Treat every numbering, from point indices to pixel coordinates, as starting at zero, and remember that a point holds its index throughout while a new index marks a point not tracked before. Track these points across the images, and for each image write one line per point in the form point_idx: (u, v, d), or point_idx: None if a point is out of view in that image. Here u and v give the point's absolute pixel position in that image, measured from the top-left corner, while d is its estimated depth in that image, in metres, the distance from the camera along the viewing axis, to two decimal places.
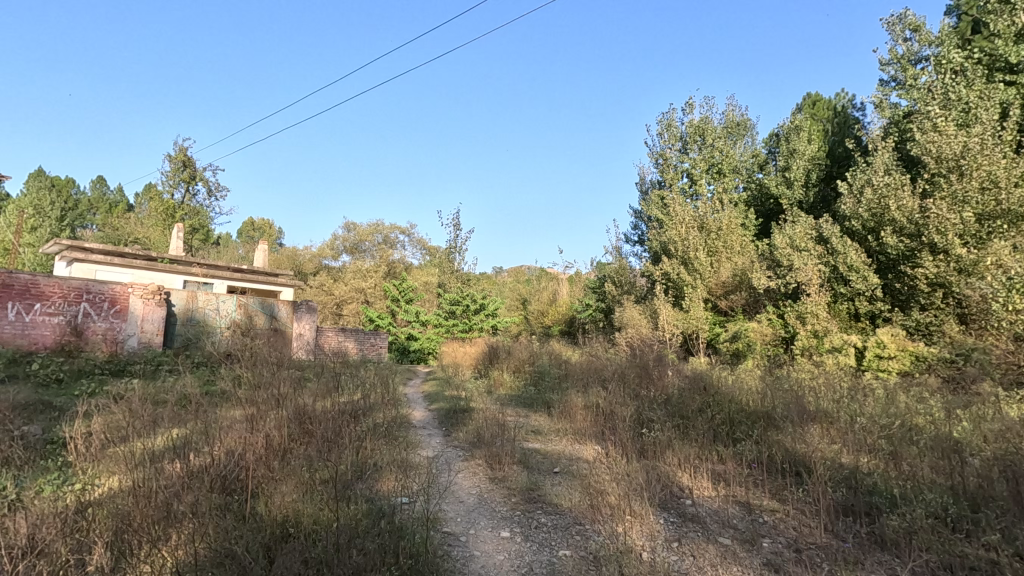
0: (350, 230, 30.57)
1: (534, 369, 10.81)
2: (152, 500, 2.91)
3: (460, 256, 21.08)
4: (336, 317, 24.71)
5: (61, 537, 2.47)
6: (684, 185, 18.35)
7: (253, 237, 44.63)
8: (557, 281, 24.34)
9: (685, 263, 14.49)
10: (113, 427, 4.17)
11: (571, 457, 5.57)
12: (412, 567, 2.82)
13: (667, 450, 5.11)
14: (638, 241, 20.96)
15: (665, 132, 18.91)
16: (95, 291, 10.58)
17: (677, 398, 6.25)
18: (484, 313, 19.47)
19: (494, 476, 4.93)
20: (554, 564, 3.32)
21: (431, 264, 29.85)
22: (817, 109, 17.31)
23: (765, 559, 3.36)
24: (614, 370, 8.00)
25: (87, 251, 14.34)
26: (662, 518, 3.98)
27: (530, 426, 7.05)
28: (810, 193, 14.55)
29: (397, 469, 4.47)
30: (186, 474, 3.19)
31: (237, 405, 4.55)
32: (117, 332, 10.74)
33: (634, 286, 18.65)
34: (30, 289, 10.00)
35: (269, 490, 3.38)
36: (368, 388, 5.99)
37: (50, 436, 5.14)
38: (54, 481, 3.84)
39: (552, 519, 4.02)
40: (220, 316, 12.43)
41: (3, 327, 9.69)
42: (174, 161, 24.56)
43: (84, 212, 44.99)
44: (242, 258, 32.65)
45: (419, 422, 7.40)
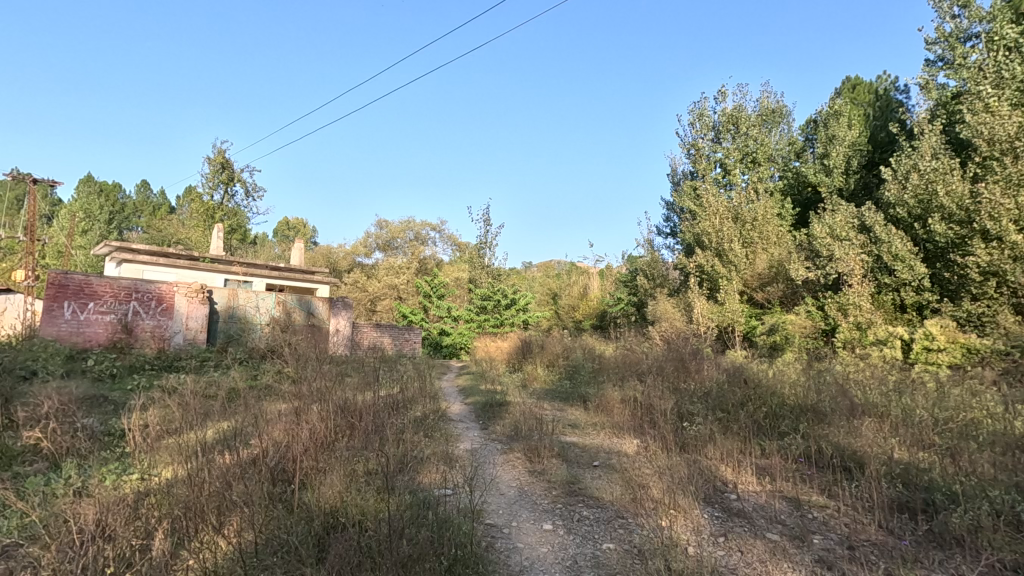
0: (383, 228, 31.12)
1: (568, 363, 10.78)
2: (207, 489, 3.00)
3: (490, 251, 21.07)
4: (370, 313, 25.11)
5: (125, 521, 2.58)
6: (717, 176, 17.91)
7: (288, 237, 45.65)
8: (588, 275, 24.15)
9: (719, 254, 14.16)
10: (167, 419, 4.34)
11: (609, 452, 5.52)
12: (459, 559, 2.85)
13: (710, 444, 5.02)
14: (671, 233, 20.59)
15: (697, 122, 18.53)
16: (144, 290, 11.03)
17: (716, 390, 6.12)
18: (515, 308, 19.68)
19: (533, 469, 4.94)
20: (598, 557, 3.31)
21: (462, 260, 30.02)
22: (857, 94, 16.63)
23: (817, 556, 3.26)
24: (651, 363, 7.89)
25: (134, 252, 14.94)
26: (706, 512, 3.90)
27: (567, 419, 7.05)
28: (851, 180, 13.98)
29: (439, 462, 4.52)
30: (238, 465, 3.29)
31: (282, 399, 4.66)
32: (164, 329, 11.17)
33: (667, 279, 18.49)
34: (83, 289, 10.49)
35: (317, 481, 3.46)
36: (407, 382, 6.08)
37: (108, 428, 5.38)
38: (115, 470, 4.02)
39: (594, 513, 4.00)
40: (260, 313, 12.73)
41: (60, 325, 10.22)
42: (213, 163, 25.29)
43: (130, 216, 47.12)
44: (278, 256, 33.48)
45: (456, 415, 7.49)
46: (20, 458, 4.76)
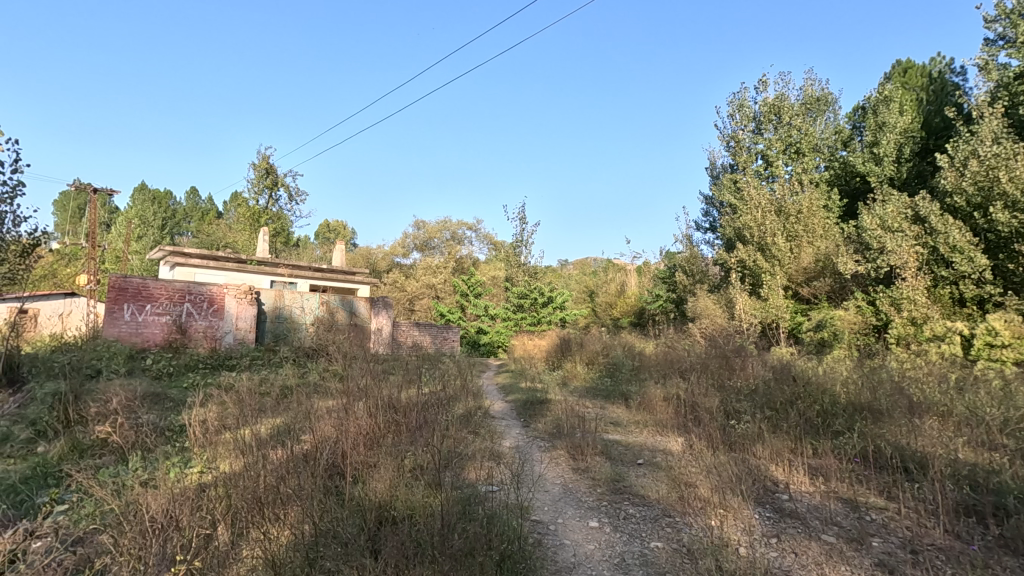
0: (420, 228, 31.58)
1: (608, 361, 10.68)
2: (263, 482, 3.12)
3: (526, 250, 21.05)
4: (408, 312, 25.49)
5: (190, 512, 2.70)
6: (758, 168, 17.35)
7: (329, 238, 46.78)
8: (625, 272, 23.85)
9: (762, 249, 13.75)
10: (223, 416, 4.52)
11: (654, 450, 5.45)
12: (509, 554, 2.87)
13: (758, 443, 4.89)
14: (710, 228, 20.09)
15: (737, 113, 18.06)
16: (196, 292, 11.57)
17: (763, 388, 5.94)
18: (552, 306, 19.64)
19: (577, 467, 4.91)
20: (646, 555, 3.27)
21: (498, 259, 30.14)
22: (908, 78, 15.84)
23: (877, 559, 3.14)
24: (693, 361, 7.73)
25: (186, 256, 15.67)
26: (757, 513, 3.80)
27: (609, 417, 6.99)
28: (903, 168, 13.32)
29: (484, 460, 4.55)
30: (292, 460, 3.40)
31: (331, 397, 4.78)
32: (216, 329, 11.67)
33: (706, 275, 18.11)
34: (141, 292, 11.04)
35: (367, 475, 3.53)
36: (449, 379, 6.15)
37: (169, 422, 5.68)
38: (178, 462, 4.23)
39: (640, 511, 3.96)
40: (305, 313, 13.09)
41: (121, 326, 10.80)
42: (258, 169, 26.20)
43: (181, 221, 49.26)
44: (320, 258, 34.38)
45: (497, 412, 7.52)
46: (91, 451, 5.07)
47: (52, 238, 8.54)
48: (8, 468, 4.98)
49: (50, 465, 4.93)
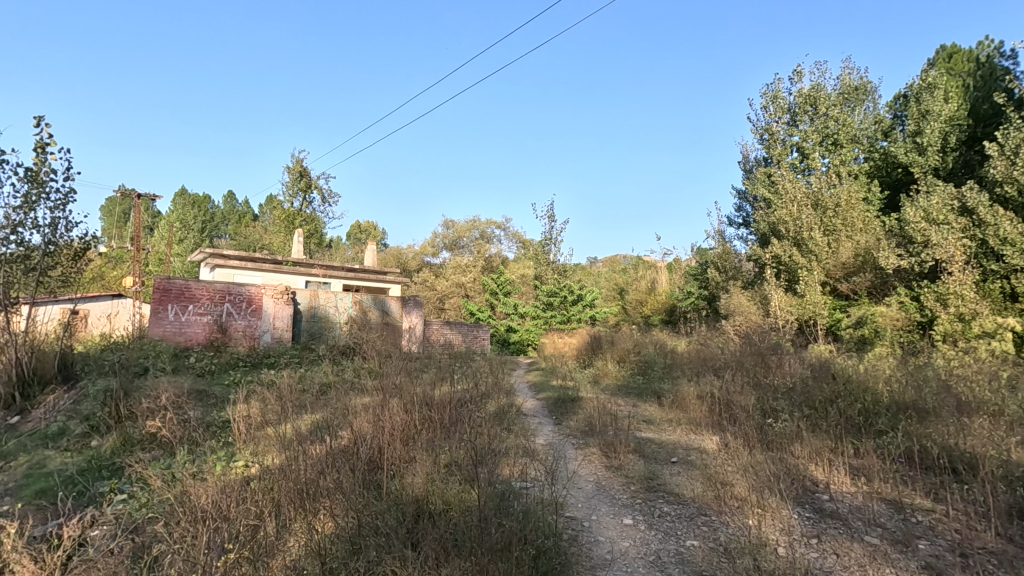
0: (449, 227, 31.88)
1: (639, 359, 10.59)
2: (304, 477, 3.23)
3: (555, 248, 21.01)
4: (439, 311, 25.74)
5: (237, 504, 2.81)
6: (794, 161, 16.82)
7: (361, 239, 47.56)
8: (655, 269, 23.56)
9: (798, 244, 13.35)
10: (264, 412, 4.66)
11: (688, 448, 5.40)
12: (544, 550, 2.90)
13: (796, 442, 4.79)
14: (743, 223, 19.63)
15: (772, 105, 17.58)
16: (236, 292, 11.94)
17: (801, 386, 5.80)
18: (582, 304, 19.56)
19: (610, 464, 4.90)
20: (682, 554, 3.25)
21: (528, 257, 30.14)
22: (954, 63, 15.17)
23: (923, 563, 3.04)
24: (728, 358, 7.59)
25: (226, 258, 16.18)
26: (797, 513, 3.73)
27: (641, 415, 6.94)
28: (949, 158, 12.78)
29: (518, 457, 4.57)
30: (331, 455, 3.50)
31: (367, 394, 4.89)
32: (254, 329, 12.05)
33: (740, 271, 17.75)
34: (184, 292, 11.45)
35: (404, 469, 3.60)
36: (482, 377, 6.19)
37: (212, 417, 5.90)
38: (223, 455, 4.39)
39: (675, 509, 3.93)
40: (339, 313, 13.36)
41: (165, 326, 11.22)
42: (292, 172, 26.83)
43: (219, 225, 50.93)
44: (352, 259, 35.05)
45: (529, 410, 7.56)
46: (142, 445, 5.31)
47: (100, 241, 8.94)
48: (66, 461, 5.26)
49: (104, 458, 5.18)
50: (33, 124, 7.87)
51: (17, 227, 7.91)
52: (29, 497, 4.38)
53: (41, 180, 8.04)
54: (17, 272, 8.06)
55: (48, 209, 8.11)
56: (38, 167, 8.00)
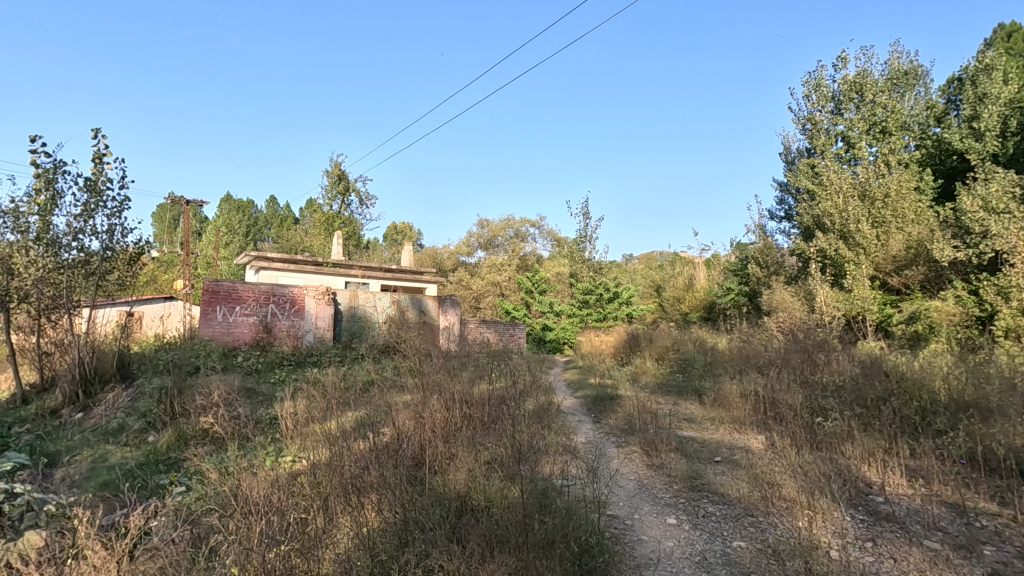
0: (484, 227, 32.03)
1: (679, 357, 10.40)
2: (348, 473, 3.30)
3: (590, 245, 20.85)
4: (475, 309, 25.94)
5: (286, 497, 2.89)
6: (839, 151, 16.15)
7: (397, 240, 48.26)
8: (693, 265, 23.07)
9: (844, 236, 12.77)
10: (310, 409, 4.79)
11: (732, 447, 5.27)
12: (588, 548, 2.89)
13: (847, 442, 4.61)
14: (786, 217, 19.02)
15: (814, 94, 16.97)
16: (280, 294, 12.31)
17: (852, 383, 5.57)
18: (618, 301, 19.35)
19: (652, 463, 4.84)
20: (729, 555, 3.18)
21: (563, 256, 30.00)
22: (1014, 43, 14.30)
23: (989, 569, 2.89)
24: (772, 355, 7.37)
25: (269, 260, 16.68)
26: (849, 515, 3.60)
27: (682, 413, 6.82)
28: (1009, 143, 12.07)
29: (559, 455, 4.55)
30: (374, 451, 3.57)
31: (408, 392, 4.95)
32: (298, 328, 12.41)
33: (782, 266, 17.20)
34: (231, 294, 11.85)
35: (445, 466, 3.64)
36: (519, 374, 6.20)
37: (260, 414, 6.08)
38: (271, 450, 4.53)
39: (720, 509, 3.84)
40: (378, 312, 13.61)
41: (215, 326, 11.64)
42: (331, 175, 27.47)
43: (262, 229, 52.61)
44: (389, 259, 35.66)
45: (567, 408, 7.53)
46: (195, 440, 5.53)
47: (153, 246, 9.37)
48: (126, 455, 5.53)
49: (161, 452, 5.42)
50: (91, 136, 8.31)
51: (77, 234, 8.37)
52: (94, 489, 4.63)
53: (98, 189, 8.49)
54: (78, 277, 8.54)
55: (105, 217, 8.56)
56: (96, 177, 8.44)
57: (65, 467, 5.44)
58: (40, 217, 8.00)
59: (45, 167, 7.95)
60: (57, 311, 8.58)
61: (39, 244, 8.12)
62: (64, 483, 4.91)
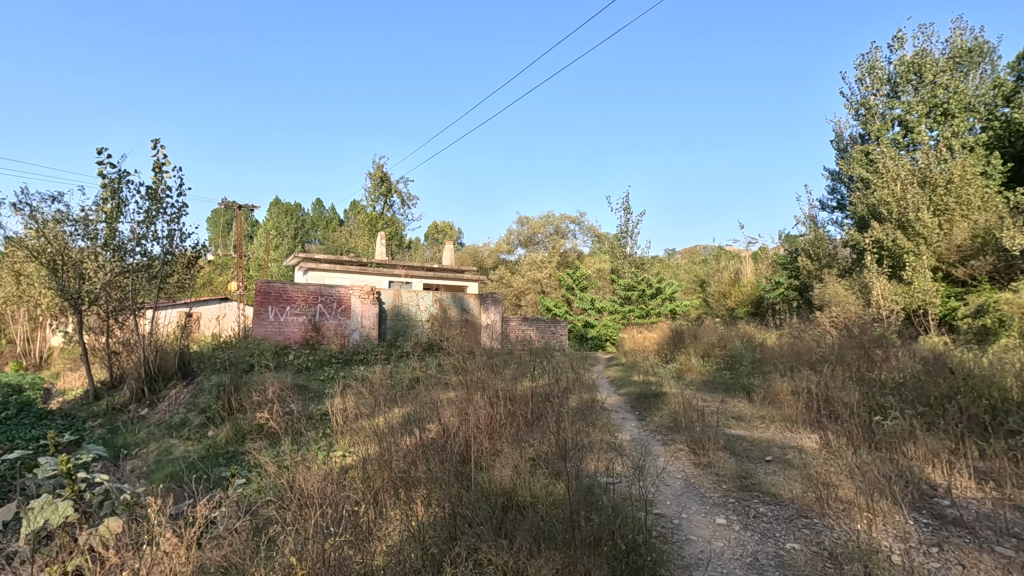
0: (524, 224, 32.05)
1: (726, 353, 10.14)
2: (395, 469, 3.39)
3: (632, 241, 20.58)
4: (516, 307, 26.03)
5: (338, 490, 3.00)
6: (896, 136, 15.33)
7: (438, 239, 48.88)
8: (740, 259, 22.40)
9: (903, 226, 12.19)
10: (358, 405, 4.93)
11: (784, 447, 5.10)
12: (634, 546, 2.86)
13: (909, 441, 4.40)
14: (838, 207, 18.21)
15: (868, 77, 16.18)
16: (327, 294, 12.68)
17: (913, 380, 5.29)
18: (661, 297, 19.02)
19: (699, 461, 4.74)
20: (782, 556, 3.09)
21: (603, 252, 29.70)
22: None
23: None
24: (824, 352, 7.09)
25: (317, 262, 17.23)
26: (913, 518, 3.43)
27: (730, 411, 6.66)
28: None
29: (605, 453, 4.52)
30: (421, 447, 3.65)
31: (453, 389, 5.03)
32: (344, 327, 12.77)
33: (835, 258, 16.51)
34: (282, 294, 12.30)
35: (489, 461, 3.68)
36: (562, 372, 6.18)
37: (311, 409, 6.30)
38: (323, 445, 4.70)
39: (772, 510, 3.73)
40: (421, 311, 13.83)
41: (267, 326, 12.12)
42: (374, 177, 28.10)
43: (310, 231, 54.39)
44: (430, 259, 36.22)
45: (611, 405, 7.46)
46: (252, 435, 5.79)
47: (209, 250, 9.82)
48: (188, 449, 5.84)
49: (220, 446, 5.70)
50: (152, 147, 8.81)
51: (140, 240, 8.88)
52: (161, 480, 4.91)
53: (159, 197, 8.97)
54: (142, 281, 9.05)
55: (165, 223, 9.04)
56: (157, 185, 8.92)
57: (135, 459, 5.80)
58: (107, 224, 8.53)
59: (111, 178, 8.45)
60: (124, 312, 9.11)
61: (107, 249, 8.66)
62: (135, 474, 5.24)
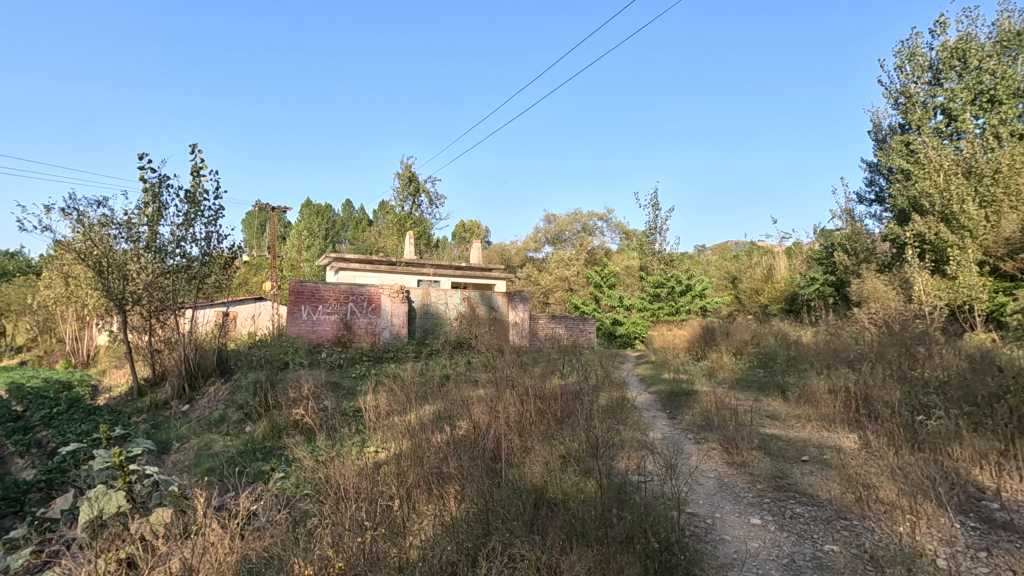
0: (551, 222, 31.96)
1: (759, 351, 9.93)
2: (427, 465, 3.44)
3: (661, 237, 20.34)
4: (544, 305, 26.02)
5: (373, 485, 3.06)
6: (938, 125, 14.73)
7: (466, 238, 49.13)
8: (773, 255, 21.90)
9: (947, 219, 11.73)
10: (390, 402, 5.01)
11: (822, 447, 4.97)
12: (668, 545, 2.84)
13: (954, 442, 4.24)
14: (877, 200, 17.61)
15: (908, 64, 15.59)
16: (358, 293, 12.90)
17: (959, 379, 5.08)
18: (691, 294, 18.73)
19: (733, 461, 4.67)
20: (821, 558, 3.02)
21: (632, 249, 29.41)
22: None
23: None
24: (863, 349, 6.88)
25: (347, 262, 17.54)
26: (959, 522, 3.31)
27: (764, 410, 6.53)
28: None
29: (636, 452, 4.49)
30: (452, 444, 3.69)
31: (483, 386, 5.06)
32: (375, 326, 12.98)
33: (874, 253, 16.00)
34: (314, 294, 12.56)
35: (520, 458, 3.69)
36: (591, 370, 6.16)
37: (345, 406, 6.44)
38: (357, 441, 4.79)
39: (809, 510, 3.65)
40: (450, 309, 13.95)
41: (300, 324, 12.41)
42: (402, 177, 28.43)
43: (340, 231, 55.36)
44: (458, 257, 36.50)
45: (641, 403, 7.38)
46: (288, 431, 5.94)
47: (244, 251, 10.09)
48: (227, 444, 6.03)
49: (258, 442, 5.87)
50: (189, 152, 9.10)
51: (180, 242, 9.19)
52: (203, 473, 5.10)
53: (197, 200, 9.27)
54: (182, 281, 9.37)
55: (202, 225, 9.33)
56: (195, 189, 9.21)
57: (178, 453, 6.03)
58: (149, 227, 8.84)
59: (152, 183, 8.77)
60: (166, 312, 9.45)
61: (149, 251, 9.00)
62: (178, 468, 5.44)
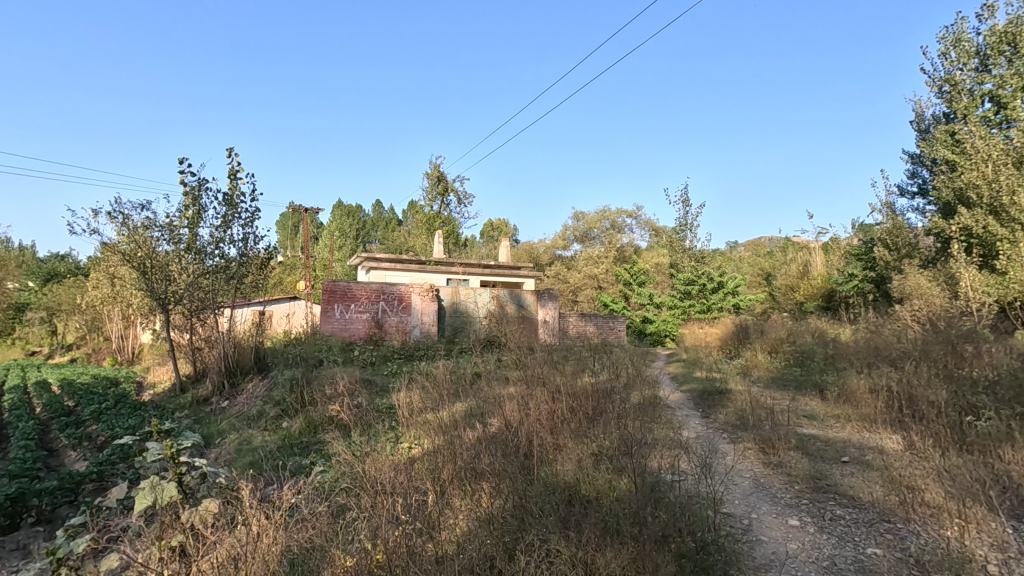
0: (579, 219, 31.78)
1: (795, 349, 9.68)
2: (459, 461, 3.47)
3: (691, 234, 20.02)
4: (572, 303, 25.91)
5: (407, 480, 3.11)
6: (987, 113, 14.06)
7: (494, 237, 49.22)
8: (809, 251, 21.28)
9: (995, 212, 11.22)
10: (423, 399, 5.08)
11: (862, 448, 4.83)
12: (703, 545, 2.81)
13: (1006, 444, 4.06)
14: (919, 192, 16.93)
15: (953, 50, 14.93)
16: (389, 291, 13.10)
17: (1010, 379, 4.85)
18: (723, 292, 18.39)
19: (769, 461, 4.58)
20: (863, 562, 2.95)
21: (662, 246, 29.01)
22: None
23: None
24: (904, 348, 6.64)
25: (378, 261, 17.80)
26: (1010, 527, 3.18)
27: (801, 409, 6.37)
28: None
29: (669, 451, 4.44)
30: (484, 441, 3.72)
31: (514, 384, 5.07)
32: (406, 324, 13.15)
33: (916, 248, 15.41)
34: (347, 293, 12.81)
35: (552, 455, 3.69)
36: (622, 368, 6.11)
37: (378, 402, 6.56)
38: (391, 437, 4.88)
39: (850, 512, 3.56)
40: (479, 307, 14.03)
41: (333, 323, 12.66)
42: (430, 177, 28.69)
43: (371, 232, 56.23)
44: (486, 256, 36.66)
45: (673, 402, 7.30)
46: (323, 427, 6.08)
47: (279, 251, 10.37)
48: (266, 439, 6.21)
49: (295, 437, 6.03)
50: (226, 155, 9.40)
51: (219, 243, 9.51)
52: (244, 466, 5.28)
53: (234, 202, 9.57)
54: (220, 281, 9.69)
55: (239, 226, 9.63)
56: (232, 192, 9.51)
57: (219, 447, 6.25)
58: (189, 229, 9.18)
59: (192, 186, 9.10)
60: (206, 311, 9.79)
61: (190, 252, 9.35)
62: (220, 461, 5.65)
